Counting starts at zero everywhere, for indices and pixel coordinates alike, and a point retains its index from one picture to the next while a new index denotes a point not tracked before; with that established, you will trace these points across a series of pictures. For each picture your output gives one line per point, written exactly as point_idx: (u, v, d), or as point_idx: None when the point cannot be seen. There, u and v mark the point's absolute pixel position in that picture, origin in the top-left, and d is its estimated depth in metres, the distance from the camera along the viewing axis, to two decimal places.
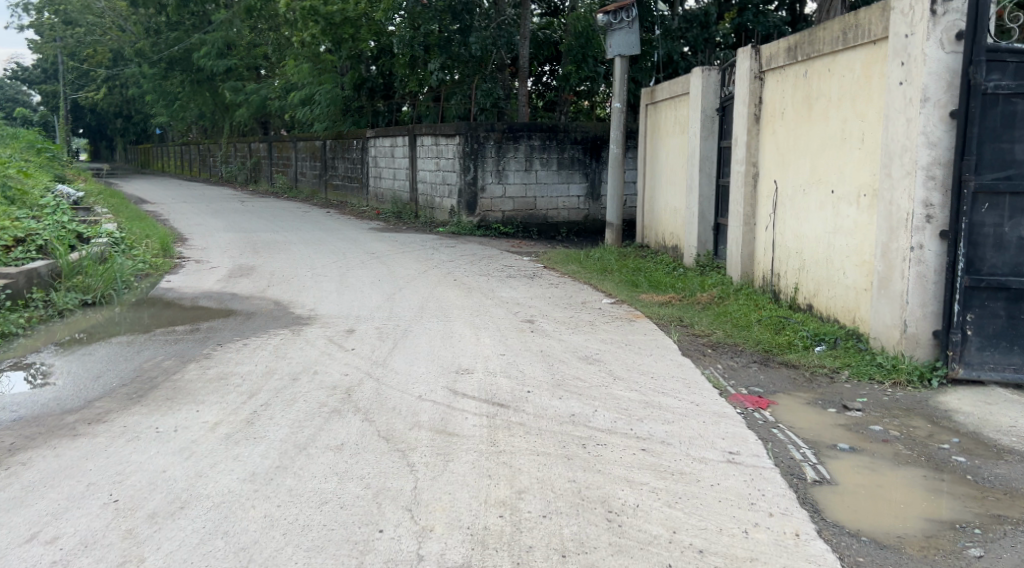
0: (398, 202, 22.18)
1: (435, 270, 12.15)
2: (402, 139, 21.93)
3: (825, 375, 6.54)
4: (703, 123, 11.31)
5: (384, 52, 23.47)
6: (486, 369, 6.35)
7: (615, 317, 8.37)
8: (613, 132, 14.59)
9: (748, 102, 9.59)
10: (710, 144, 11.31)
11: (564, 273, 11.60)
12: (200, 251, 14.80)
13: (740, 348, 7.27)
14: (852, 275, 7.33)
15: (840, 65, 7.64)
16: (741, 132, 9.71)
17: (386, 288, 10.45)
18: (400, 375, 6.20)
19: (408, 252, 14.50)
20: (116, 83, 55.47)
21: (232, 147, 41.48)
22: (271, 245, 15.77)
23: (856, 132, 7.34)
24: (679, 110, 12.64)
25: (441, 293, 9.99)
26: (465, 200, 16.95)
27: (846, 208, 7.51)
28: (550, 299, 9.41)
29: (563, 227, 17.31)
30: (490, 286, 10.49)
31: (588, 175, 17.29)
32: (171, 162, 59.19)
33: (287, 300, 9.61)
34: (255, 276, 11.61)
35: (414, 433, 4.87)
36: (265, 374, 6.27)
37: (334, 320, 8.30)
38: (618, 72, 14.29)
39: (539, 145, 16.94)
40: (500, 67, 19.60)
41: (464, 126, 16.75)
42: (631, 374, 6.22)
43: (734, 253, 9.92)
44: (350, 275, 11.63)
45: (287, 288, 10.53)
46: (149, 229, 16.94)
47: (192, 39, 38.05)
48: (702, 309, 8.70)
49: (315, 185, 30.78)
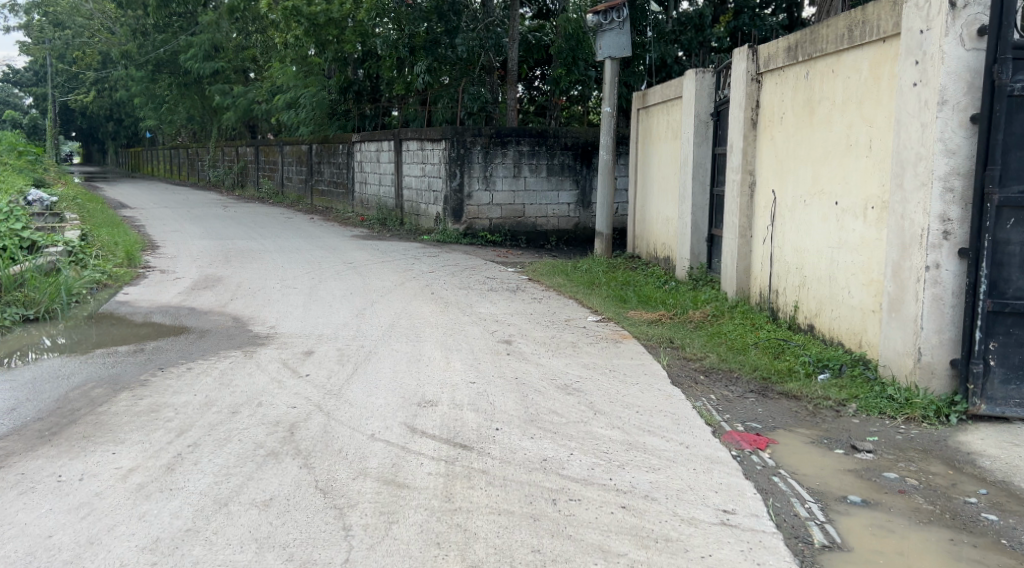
0: (384, 208, 21.51)
1: (412, 282, 11.48)
2: (387, 144, 21.26)
3: (830, 408, 5.87)
4: (697, 128, 10.66)
5: (370, 56, 22.85)
6: (452, 401, 5.68)
7: (600, 338, 7.68)
8: (602, 138, 13.93)
9: (744, 106, 8.94)
10: (704, 151, 10.67)
11: (548, 286, 10.93)
12: (169, 260, 14.14)
13: (735, 376, 6.60)
14: (859, 294, 6.69)
15: (845, 66, 7.01)
16: (737, 138, 9.06)
17: (358, 302, 9.77)
18: (354, 407, 5.53)
19: (386, 262, 13.82)
20: (106, 86, 54.70)
21: (220, 151, 40.75)
22: (245, 254, 15.10)
23: (863, 138, 6.70)
24: (672, 115, 12.00)
25: (415, 308, 9.32)
26: (451, 207, 16.19)
27: (851, 221, 6.87)
28: (530, 316, 8.75)
29: (552, 236, 16.65)
30: (467, 301, 9.82)
31: (579, 182, 16.69)
32: (161, 166, 58.40)
33: (247, 316, 8.94)
34: (221, 289, 10.93)
35: (358, 485, 4.21)
36: (201, 407, 5.60)
37: (293, 340, 7.63)
38: (608, 75, 13.62)
39: (528, 151, 16.31)
40: (488, 70, 18.84)
41: (450, 130, 15.92)
42: (613, 407, 5.56)
43: (729, 267, 9.26)
44: (321, 288, 10.96)
45: (251, 302, 9.85)
46: (117, 236, 16.24)
47: (179, 40, 37.35)
48: (695, 329, 8.05)
49: (301, 191, 30.07)
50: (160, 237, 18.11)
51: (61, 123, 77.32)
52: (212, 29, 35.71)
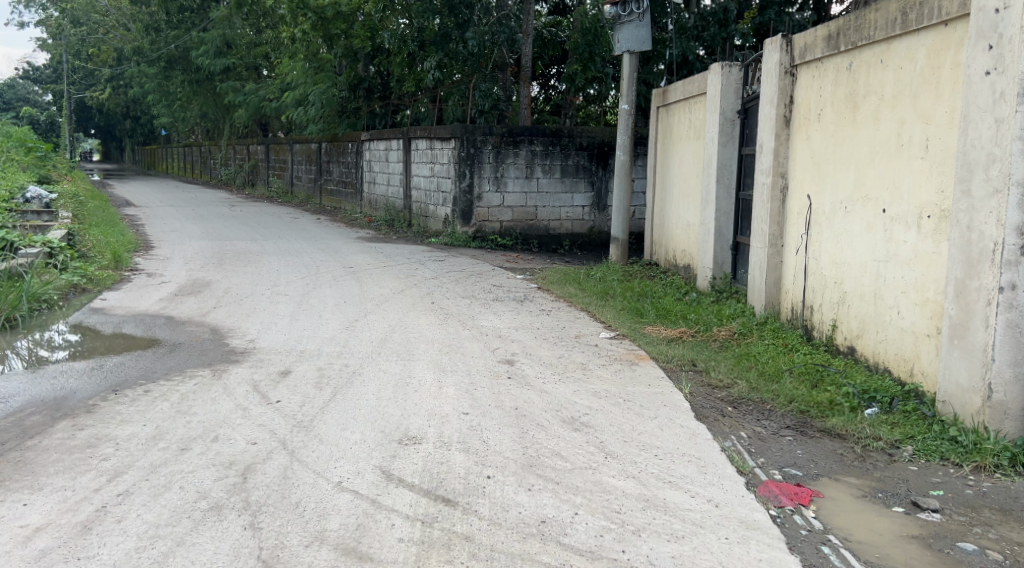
0: (392, 209, 20.73)
1: (413, 289, 10.69)
2: (396, 143, 20.50)
3: (882, 452, 5.02)
4: (722, 126, 9.83)
5: (380, 51, 21.54)
6: (441, 438, 4.87)
7: (614, 359, 6.85)
8: (619, 137, 13.09)
9: (776, 103, 8.10)
10: (729, 151, 9.84)
11: (559, 296, 10.10)
12: (159, 262, 13.46)
13: (768, 408, 5.76)
14: (911, 316, 5.83)
15: (896, 55, 6.16)
16: (768, 137, 8.22)
17: (351, 312, 8.99)
18: (325, 446, 4.73)
19: (388, 267, 13.04)
20: (122, 83, 54.35)
21: (232, 150, 40.18)
22: (242, 257, 14.38)
23: (917, 136, 5.85)
24: (695, 113, 11.15)
25: (413, 320, 8.52)
26: (460, 209, 15.43)
27: (902, 232, 6.02)
28: (536, 332, 7.94)
29: (566, 240, 15.82)
30: (471, 312, 9.01)
31: (594, 184, 15.82)
32: (175, 165, 57.98)
33: (227, 327, 8.18)
34: (206, 295, 10.18)
35: (310, 559, 3.45)
36: (146, 440, 4.82)
37: (271, 358, 6.85)
38: (626, 71, 12.79)
39: (541, 151, 15.46)
40: (501, 67, 17.99)
41: (460, 128, 15.13)
42: (627, 448, 4.73)
43: (758, 279, 8.40)
44: (314, 295, 10.20)
45: (235, 311, 9.07)
46: (110, 236, 15.57)
47: (191, 37, 36.78)
48: (720, 350, 7.21)
49: (310, 190, 29.37)
50: (157, 237, 17.42)
51: (79, 120, 77.23)
52: (224, 25, 35.20)
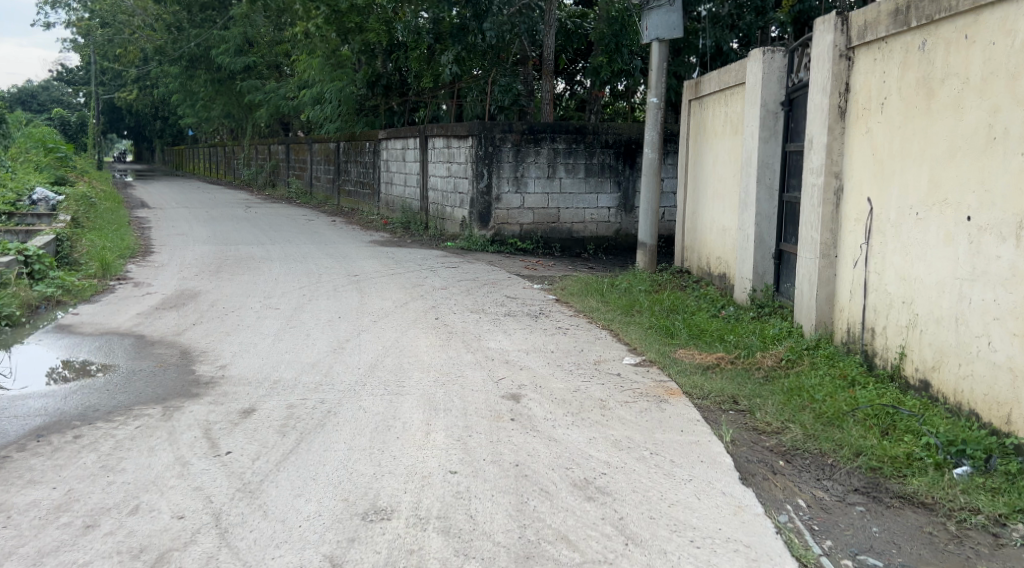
0: (408, 211, 19.77)
1: (419, 302, 9.68)
2: (413, 142, 19.52)
3: (983, 530, 3.92)
4: (763, 120, 8.74)
5: (398, 46, 20.55)
6: (419, 509, 3.87)
7: (641, 394, 5.76)
8: (648, 133, 12.00)
9: (830, 90, 6.99)
10: (772, 148, 8.74)
11: (579, 310, 9.04)
12: (153, 269, 12.55)
13: (829, 464, 4.68)
14: (1008, 349, 4.74)
15: (986, 28, 5.07)
16: (820, 131, 7.12)
17: (344, 331, 7.98)
18: (271, 522, 3.76)
19: (396, 275, 12.04)
20: (148, 83, 54.02)
21: (254, 150, 39.49)
22: (243, 263, 13.46)
23: (1018, 128, 4.76)
24: (731, 105, 10.04)
25: (412, 342, 7.50)
26: (478, 211, 14.47)
27: (994, 246, 4.92)
28: (549, 357, 6.88)
29: (590, 244, 14.73)
30: (478, 331, 7.98)
31: (621, 184, 14.68)
32: (202, 165, 57.57)
33: (200, 350, 7.20)
34: (190, 308, 9.23)
35: None
36: (46, 511, 3.84)
37: (235, 392, 5.85)
38: (655, 60, 11.69)
39: (564, 149, 14.38)
40: (522, 61, 16.89)
41: (478, 125, 14.19)
42: (654, 530, 3.74)
43: (807, 294, 7.31)
44: (309, 309, 9.22)
45: (214, 329, 8.10)
46: (107, 241, 14.72)
47: (211, 35, 36.09)
48: (765, 381, 6.13)
49: (328, 191, 28.49)
50: (160, 241, 16.57)
51: (109, 122, 77.21)
52: (245, 23, 34.55)
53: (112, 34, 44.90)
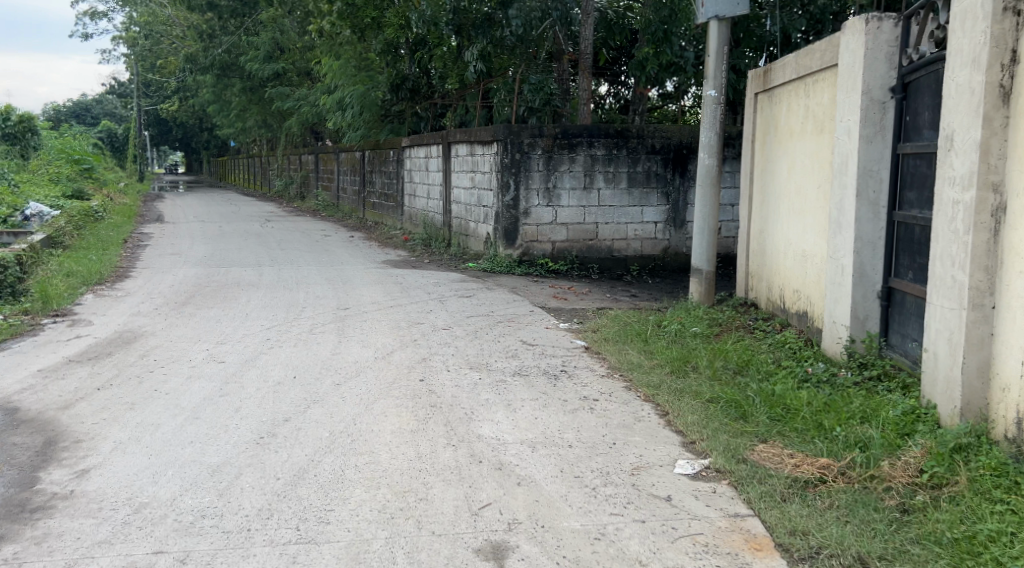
0: (430, 226, 17.62)
1: (411, 350, 7.52)
2: (436, 149, 17.40)
3: None
4: (866, 112, 6.44)
5: (422, 44, 18.44)
6: None
7: (703, 555, 3.61)
8: (704, 133, 9.69)
9: (985, 64, 4.69)
10: (878, 150, 6.44)
11: (615, 365, 6.78)
12: (111, 300, 10.57)
13: None
14: None
15: None
16: (967, 125, 4.83)
17: (288, 404, 5.80)
18: None
19: (394, 309, 9.89)
20: (188, 94, 52.65)
21: (288, 161, 37.74)
22: (223, 291, 11.44)
23: None
24: (815, 95, 7.74)
25: (375, 425, 5.31)
26: (502, 228, 12.20)
27: None
28: (566, 458, 4.64)
29: (634, 264, 12.45)
30: (473, 404, 5.75)
31: (669, 195, 12.40)
32: (242, 176, 56.28)
33: (75, 438, 5.10)
34: (111, 361, 7.17)
35: None
36: None
37: (63, 534, 3.75)
38: (713, 42, 9.37)
39: (603, 155, 12.11)
40: (558, 56, 14.59)
41: (503, 129, 11.96)
42: None
43: (944, 358, 5.00)
44: (262, 362, 7.08)
45: (121, 398, 6.00)
46: (75, 265, 12.81)
47: (241, 41, 34.35)
48: (908, 518, 3.88)
49: (354, 203, 26.52)
50: (145, 262, 14.64)
51: (158, 134, 76.69)
52: (275, 28, 32.72)
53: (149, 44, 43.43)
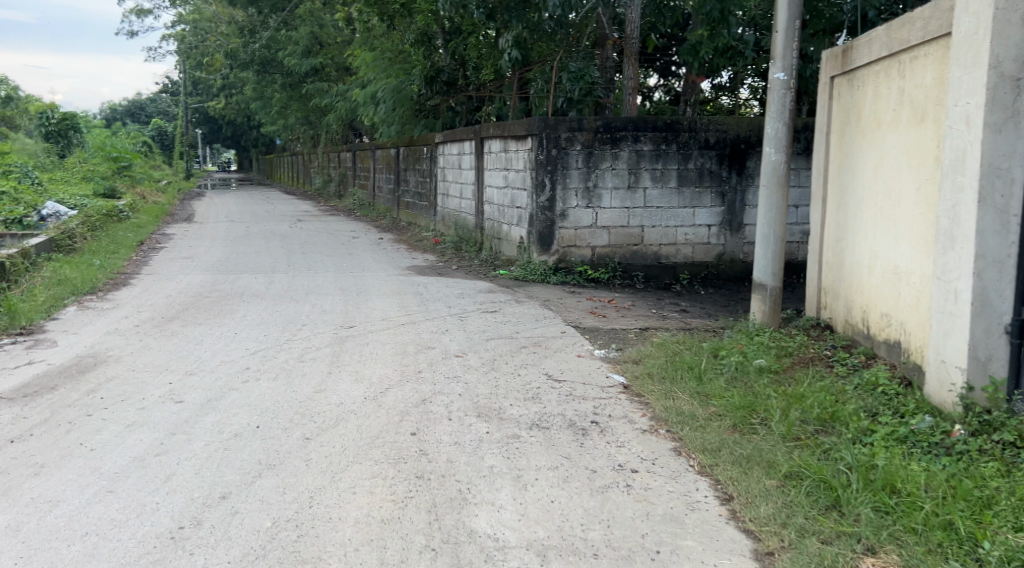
0: (463, 228, 16.26)
1: (412, 387, 6.15)
2: (469, 145, 16.00)
3: None
4: (995, 92, 4.92)
5: (454, 32, 17.27)
6: None
7: None
8: (769, 124, 8.19)
9: None
10: (1009, 141, 4.92)
11: (661, 414, 5.37)
12: (92, 314, 9.38)
13: None
14: None
15: None
16: None
17: (233, 471, 4.48)
18: None
19: (406, 328, 8.57)
20: (233, 92, 51.91)
21: (327, 159, 36.68)
22: (222, 302, 10.22)
23: None
24: (915, 73, 6.21)
25: (335, 509, 3.97)
26: (536, 232, 10.80)
27: None
28: None
29: (684, 272, 10.98)
30: (472, 475, 4.37)
31: (725, 196, 10.89)
32: (287, 175, 55.51)
33: None
34: (49, 399, 5.95)
35: None
36: None
37: None
38: (783, 15, 7.87)
39: (651, 151, 10.64)
40: (602, 42, 13.17)
41: (537, 122, 10.53)
42: None
43: None
44: (225, 404, 5.77)
45: (28, 457, 4.74)
46: (69, 271, 11.70)
47: (281, 36, 33.29)
48: None
49: (389, 203, 25.27)
50: (152, 267, 13.52)
51: (209, 132, 76.63)
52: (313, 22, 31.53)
53: (193, 41, 42.70)
